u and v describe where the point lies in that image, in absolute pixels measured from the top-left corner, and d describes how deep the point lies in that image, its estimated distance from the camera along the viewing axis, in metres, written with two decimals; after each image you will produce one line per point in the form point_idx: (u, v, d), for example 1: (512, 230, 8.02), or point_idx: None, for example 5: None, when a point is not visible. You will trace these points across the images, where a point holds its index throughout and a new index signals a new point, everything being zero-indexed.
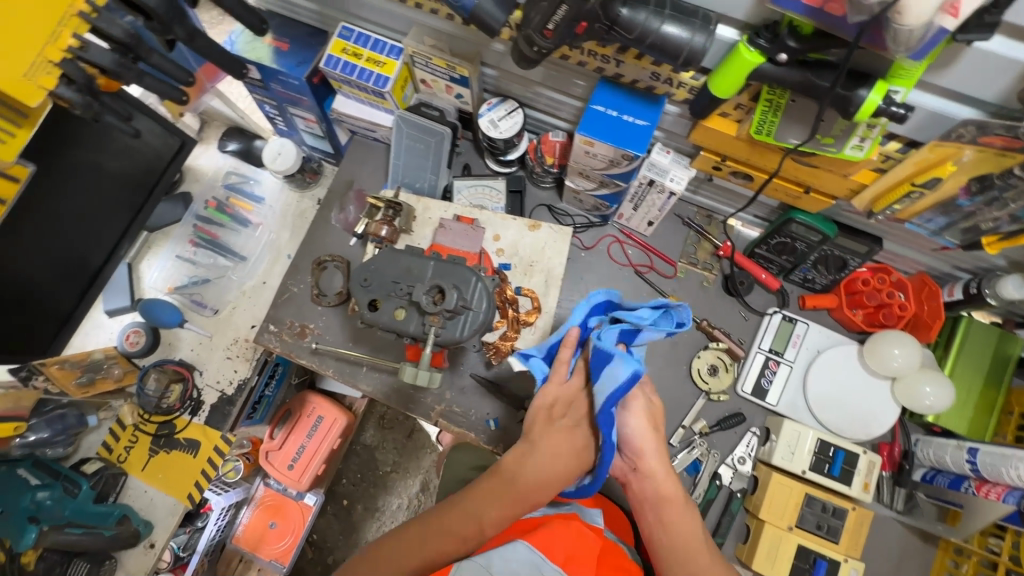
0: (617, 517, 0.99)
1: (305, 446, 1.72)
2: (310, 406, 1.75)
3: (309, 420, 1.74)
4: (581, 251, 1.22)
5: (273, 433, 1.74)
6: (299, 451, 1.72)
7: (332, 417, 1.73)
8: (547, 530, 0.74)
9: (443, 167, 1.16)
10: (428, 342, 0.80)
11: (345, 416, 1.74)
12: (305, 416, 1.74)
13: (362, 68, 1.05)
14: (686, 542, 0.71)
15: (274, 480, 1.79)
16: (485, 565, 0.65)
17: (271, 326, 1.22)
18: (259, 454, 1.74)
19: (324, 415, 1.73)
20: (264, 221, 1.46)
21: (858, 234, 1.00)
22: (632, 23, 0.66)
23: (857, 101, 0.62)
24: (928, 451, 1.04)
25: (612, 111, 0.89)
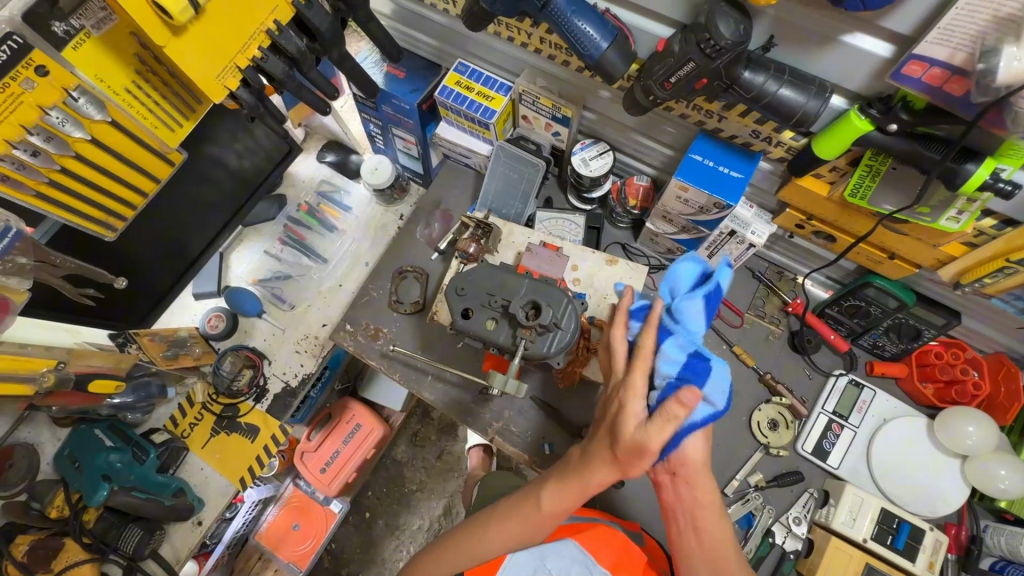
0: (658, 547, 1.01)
1: (340, 452, 1.75)
2: (349, 414, 1.78)
3: (346, 426, 1.77)
4: (651, 291, 1.26)
5: (310, 435, 1.78)
6: (333, 456, 1.75)
7: (369, 427, 1.76)
8: (596, 536, 0.87)
9: (531, 198, 1.23)
10: (517, 353, 0.85)
11: (380, 426, 1.76)
12: (342, 422, 1.77)
13: (473, 99, 1.15)
14: (717, 548, 0.76)
15: (305, 481, 1.81)
16: (540, 555, 0.85)
17: (347, 326, 1.29)
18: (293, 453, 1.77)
19: (362, 423, 1.76)
20: (349, 228, 1.56)
21: (936, 306, 1.03)
22: (751, 84, 0.73)
23: (965, 174, 0.66)
24: (1000, 539, 1.01)
25: (708, 161, 0.95)
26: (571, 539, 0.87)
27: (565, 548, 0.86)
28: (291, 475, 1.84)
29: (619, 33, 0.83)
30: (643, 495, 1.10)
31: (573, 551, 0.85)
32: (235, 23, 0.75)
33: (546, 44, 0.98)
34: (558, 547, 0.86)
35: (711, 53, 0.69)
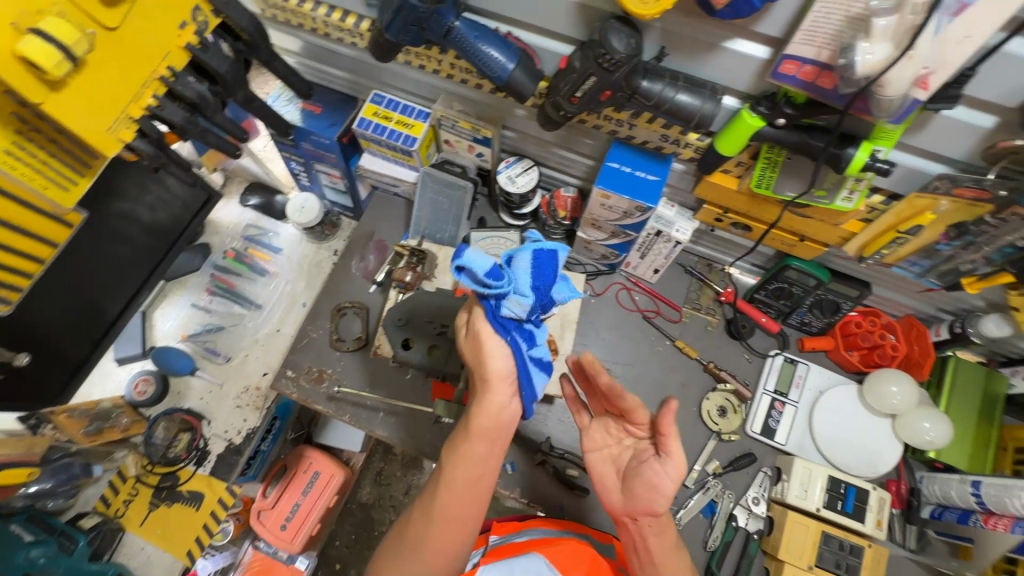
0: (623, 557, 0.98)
1: (300, 504, 1.64)
2: (307, 463, 1.68)
3: (304, 476, 1.67)
4: (591, 297, 1.29)
5: (266, 491, 1.67)
6: (295, 508, 1.64)
7: (329, 472, 1.67)
8: (562, 549, 0.84)
9: (464, 219, 1.23)
10: (461, 378, 0.85)
11: (342, 471, 1.67)
12: (300, 472, 1.67)
13: (392, 129, 1.14)
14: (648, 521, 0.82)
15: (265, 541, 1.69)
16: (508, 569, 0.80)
17: (289, 372, 1.24)
18: (250, 513, 1.63)
19: (321, 470, 1.67)
20: (281, 270, 1.50)
21: (848, 279, 1.10)
22: (651, 92, 0.76)
23: (847, 157, 0.72)
24: (934, 487, 1.08)
25: (625, 167, 0.98)
26: (539, 554, 0.82)
27: (530, 562, 0.80)
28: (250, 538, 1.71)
29: (523, 54, 0.86)
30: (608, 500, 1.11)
31: (537, 563, 0.80)
32: (117, 73, 0.72)
33: (455, 69, 1.00)
34: (523, 560, 0.81)
35: (609, 67, 0.72)
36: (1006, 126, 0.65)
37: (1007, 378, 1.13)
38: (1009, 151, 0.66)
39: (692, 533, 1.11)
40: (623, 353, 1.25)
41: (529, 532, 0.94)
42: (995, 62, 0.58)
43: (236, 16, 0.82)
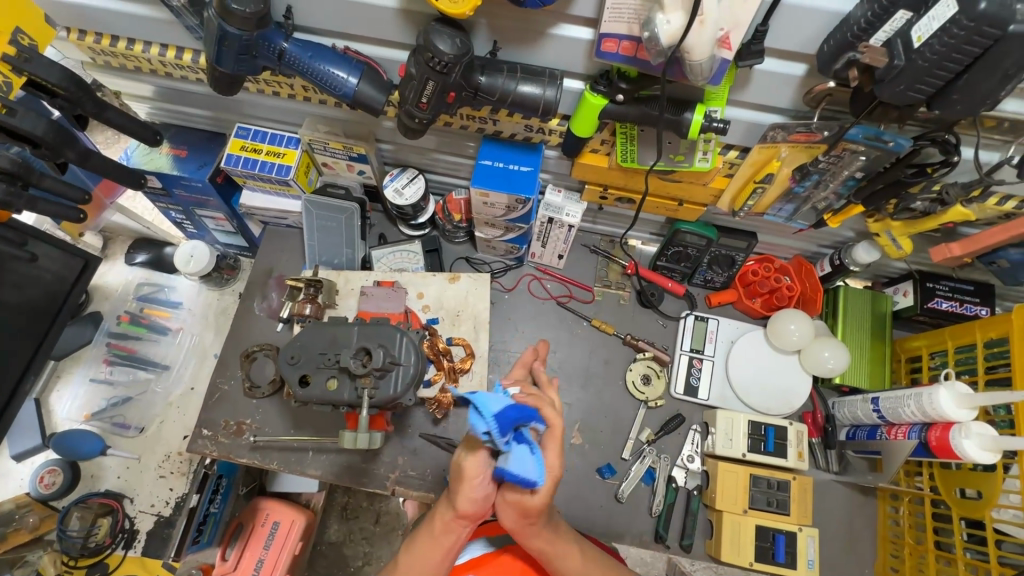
0: None
1: (264, 560, 1.40)
2: (263, 513, 1.44)
3: (263, 530, 1.43)
4: (504, 293, 1.30)
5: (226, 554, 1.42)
6: (258, 566, 1.40)
7: (289, 520, 1.43)
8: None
9: (359, 240, 1.20)
10: (363, 405, 0.82)
11: (303, 514, 1.43)
12: (257, 526, 1.43)
13: (263, 161, 1.10)
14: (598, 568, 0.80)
15: None
16: None
17: (205, 431, 1.18)
18: None
19: (280, 519, 1.43)
20: (184, 325, 1.42)
21: (735, 232, 1.14)
22: (492, 87, 0.77)
23: (686, 122, 0.74)
24: (844, 411, 1.15)
25: (498, 162, 0.98)
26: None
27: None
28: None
29: (366, 67, 0.84)
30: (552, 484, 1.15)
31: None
32: None
33: (309, 91, 0.96)
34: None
35: (442, 69, 0.72)
36: (814, 72, 0.68)
37: (891, 297, 1.20)
38: (824, 93, 0.71)
39: (636, 503, 1.15)
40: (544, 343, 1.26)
41: None
42: (782, 15, 0.61)
43: (43, 72, 0.76)
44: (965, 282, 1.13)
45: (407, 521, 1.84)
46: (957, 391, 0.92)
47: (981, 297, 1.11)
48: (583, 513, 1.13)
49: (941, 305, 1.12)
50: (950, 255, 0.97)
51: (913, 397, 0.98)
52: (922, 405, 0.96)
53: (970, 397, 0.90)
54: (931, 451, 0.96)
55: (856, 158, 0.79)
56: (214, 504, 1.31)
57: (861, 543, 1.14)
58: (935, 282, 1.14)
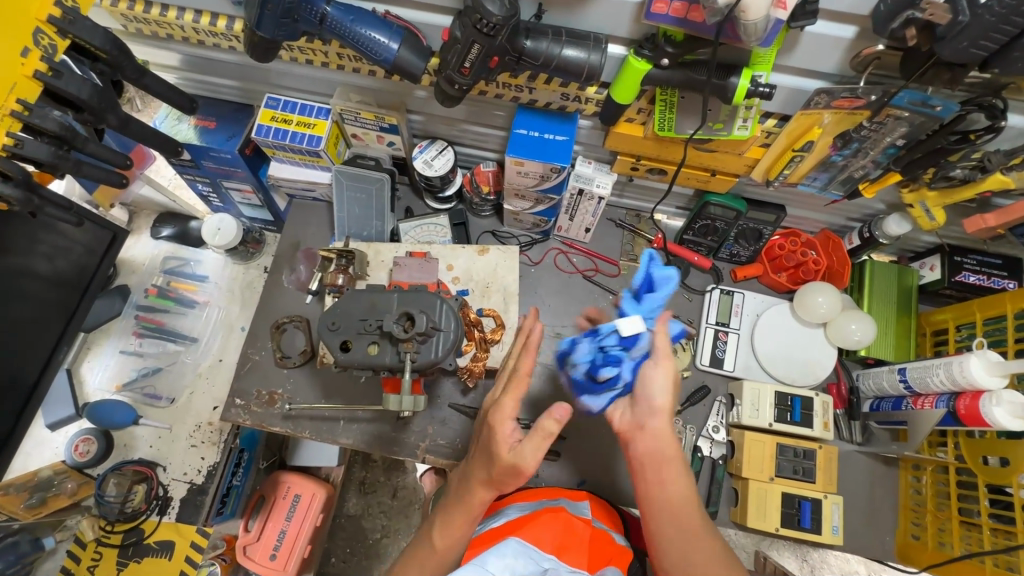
0: (607, 510, 0.95)
1: (285, 532, 1.43)
2: (285, 486, 1.47)
3: (284, 503, 1.46)
4: (530, 267, 1.31)
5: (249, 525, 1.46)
6: (280, 537, 1.43)
7: (309, 493, 1.45)
8: (535, 526, 0.76)
9: (387, 212, 1.20)
10: (406, 370, 0.83)
11: (323, 487, 1.46)
12: (278, 499, 1.46)
13: (293, 131, 1.10)
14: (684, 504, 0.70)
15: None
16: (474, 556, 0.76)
17: (238, 400, 1.20)
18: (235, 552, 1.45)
19: (300, 492, 1.46)
20: (211, 298, 1.44)
21: (764, 205, 1.14)
22: (536, 52, 0.76)
23: (731, 87, 0.74)
24: (869, 382, 1.17)
25: (533, 132, 0.98)
26: (513, 537, 0.72)
27: (508, 546, 0.70)
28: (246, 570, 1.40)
29: (406, 32, 0.83)
30: (579, 453, 1.18)
31: (517, 548, 0.70)
32: None
33: (345, 59, 0.96)
34: (499, 546, 0.70)
35: (489, 32, 0.72)
36: (865, 34, 0.68)
37: (918, 271, 1.21)
38: (872, 56, 0.70)
39: None
40: (570, 316, 1.28)
41: (508, 511, 0.85)
42: None
43: (86, 35, 0.76)
44: (993, 255, 1.13)
45: (425, 495, 1.87)
46: (989, 359, 0.93)
47: (1009, 270, 1.12)
48: (610, 482, 1.16)
49: (968, 279, 1.13)
50: (985, 226, 0.96)
51: (943, 366, 0.99)
52: (952, 374, 0.97)
53: (1002, 365, 0.92)
54: (959, 419, 0.97)
55: (898, 125, 0.79)
56: (237, 477, 1.37)
57: (882, 514, 1.16)
58: (963, 256, 1.14)
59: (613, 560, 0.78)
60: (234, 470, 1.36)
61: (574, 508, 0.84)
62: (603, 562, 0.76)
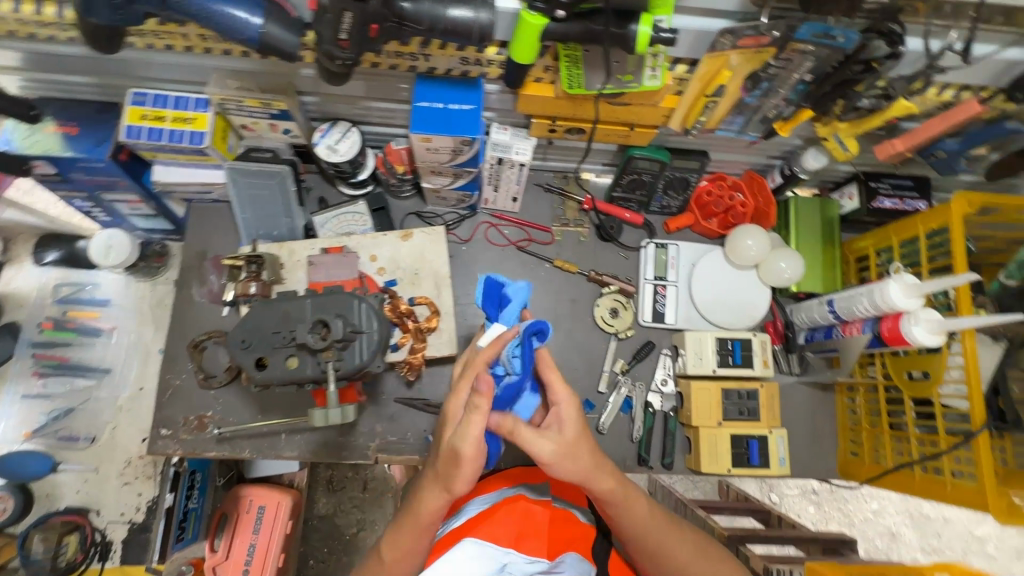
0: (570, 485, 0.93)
1: (255, 546, 1.31)
2: (247, 499, 1.33)
3: (249, 516, 1.32)
4: (461, 245, 1.25)
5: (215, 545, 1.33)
6: (251, 551, 1.31)
7: (274, 503, 1.32)
8: (493, 521, 0.74)
9: (296, 206, 1.10)
10: (330, 380, 0.77)
11: (289, 494, 1.33)
12: (242, 514, 1.32)
13: (169, 129, 0.97)
14: (645, 521, 0.78)
15: None
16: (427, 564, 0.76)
17: (164, 431, 1.11)
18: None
19: (264, 503, 1.32)
20: (117, 323, 1.30)
21: (687, 153, 1.12)
22: (418, 15, 0.69)
23: (631, 35, 0.69)
24: (802, 315, 1.20)
25: (436, 103, 0.90)
26: (469, 538, 0.71)
27: (462, 551, 0.69)
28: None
29: (269, 5, 0.73)
30: None
31: (472, 550, 0.69)
32: None
33: (207, 40, 0.84)
34: (452, 551, 0.69)
35: None
36: None
37: (838, 201, 1.23)
38: None
39: (617, 432, 1.18)
40: None
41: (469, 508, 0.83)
42: None
43: None
44: (903, 178, 1.17)
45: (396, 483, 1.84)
46: (906, 281, 0.95)
47: (919, 191, 1.16)
48: None
49: (884, 203, 1.16)
50: (894, 152, 0.98)
51: (866, 293, 1.02)
52: (875, 300, 1.00)
53: (918, 286, 0.94)
54: (884, 341, 1.01)
55: (805, 60, 0.77)
56: (192, 500, 1.29)
57: (823, 435, 1.22)
58: (878, 182, 1.17)
59: (577, 541, 0.76)
60: (188, 495, 1.27)
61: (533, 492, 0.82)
62: (566, 547, 0.74)
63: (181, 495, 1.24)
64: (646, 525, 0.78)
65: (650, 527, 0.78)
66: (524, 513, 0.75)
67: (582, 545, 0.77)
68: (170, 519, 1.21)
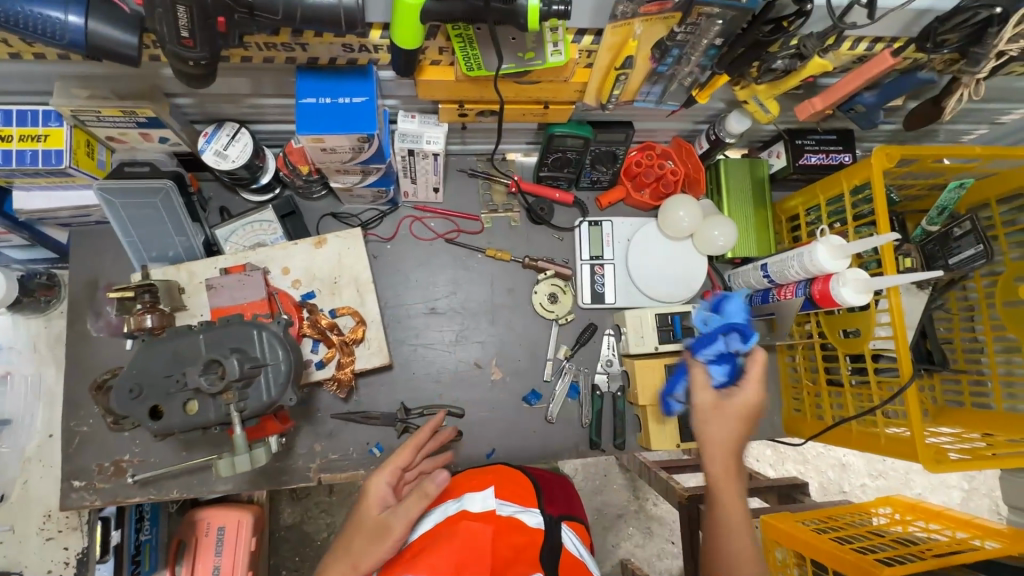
0: (526, 486, 0.87)
1: (220, 568, 1.24)
2: (205, 521, 1.25)
3: (209, 539, 1.24)
4: (385, 244, 1.17)
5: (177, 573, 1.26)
6: (216, 574, 1.24)
7: (235, 521, 1.24)
8: (431, 550, 0.67)
9: (189, 224, 1.00)
10: (234, 423, 0.70)
11: (251, 510, 1.25)
12: (201, 537, 1.24)
13: (16, 151, 0.84)
14: (730, 523, 0.69)
15: None
16: None
17: (77, 482, 1.01)
18: None
19: (224, 522, 1.24)
20: (12, 366, 1.17)
21: (609, 125, 1.06)
22: (270, 3, 0.61)
23: (520, 10, 0.62)
24: (739, 281, 1.20)
25: (325, 98, 0.81)
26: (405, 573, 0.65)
27: None
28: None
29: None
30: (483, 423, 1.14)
31: None
32: None
33: (33, 45, 0.71)
34: None
35: None
36: None
37: (767, 161, 1.21)
38: None
39: (567, 418, 1.16)
40: (441, 287, 1.18)
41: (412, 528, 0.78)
42: None
43: None
44: (828, 132, 1.16)
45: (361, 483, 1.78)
46: (832, 243, 0.96)
47: (843, 144, 1.15)
48: (518, 441, 1.14)
49: (810, 160, 1.15)
50: (814, 111, 0.95)
51: (796, 257, 1.01)
52: (805, 264, 0.99)
53: (843, 247, 0.95)
54: (816, 303, 1.01)
55: (712, 24, 0.71)
56: (143, 532, 1.21)
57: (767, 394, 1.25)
58: (803, 139, 1.15)
59: (524, 554, 0.70)
60: (138, 527, 1.19)
61: (476, 505, 0.76)
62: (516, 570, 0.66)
63: (129, 531, 1.17)
64: (723, 528, 0.70)
65: (742, 560, 0.68)
66: (464, 533, 0.69)
67: (531, 555, 0.71)
68: (121, 557, 1.15)
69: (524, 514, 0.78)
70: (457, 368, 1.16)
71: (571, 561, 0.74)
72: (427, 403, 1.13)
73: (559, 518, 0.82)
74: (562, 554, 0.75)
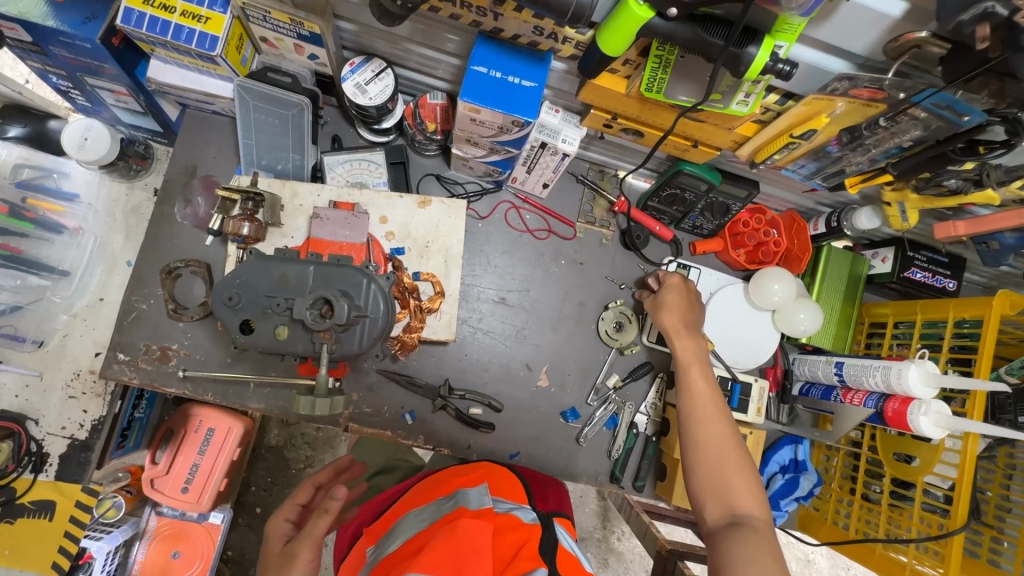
0: (507, 483, 0.82)
1: (199, 465, 1.25)
2: (197, 419, 1.26)
3: (196, 436, 1.25)
4: (478, 222, 1.16)
5: (156, 457, 1.26)
6: (192, 472, 1.24)
7: (224, 429, 1.25)
8: (438, 545, 0.59)
9: (307, 143, 0.99)
10: (323, 361, 0.72)
11: (241, 422, 1.26)
12: (191, 433, 1.25)
13: (175, 24, 0.82)
14: (718, 448, 0.77)
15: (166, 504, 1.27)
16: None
17: (120, 355, 1.01)
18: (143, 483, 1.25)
19: (213, 427, 1.25)
20: (86, 224, 1.16)
21: (738, 179, 1.04)
22: None
23: (747, 59, 0.60)
24: (804, 368, 1.18)
25: (495, 72, 0.79)
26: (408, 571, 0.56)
27: None
28: (150, 503, 1.30)
29: None
30: (518, 423, 1.13)
31: None
32: None
33: None
34: None
35: None
36: (914, 16, 0.55)
37: (870, 261, 1.18)
38: (912, 44, 0.59)
39: (596, 445, 1.15)
40: (517, 280, 1.17)
41: (400, 530, 0.69)
42: None
43: None
44: (942, 254, 1.13)
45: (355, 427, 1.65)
46: (926, 369, 0.94)
47: (953, 270, 1.13)
48: (543, 453, 1.14)
49: (916, 275, 1.12)
50: (954, 234, 0.92)
51: (881, 369, 0.99)
52: (888, 378, 0.98)
53: (939, 377, 0.93)
54: (883, 419, 1.00)
55: (913, 127, 0.70)
56: (139, 410, 1.24)
57: None
58: (916, 252, 1.12)
59: (523, 548, 0.66)
60: (135, 405, 1.22)
61: (472, 502, 0.70)
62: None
63: (127, 406, 1.19)
64: (706, 444, 0.78)
65: (717, 438, 0.78)
66: (469, 531, 0.61)
67: (530, 549, 0.66)
68: (114, 427, 1.17)
69: (518, 511, 0.75)
70: (507, 363, 1.15)
71: (568, 558, 0.69)
72: (470, 387, 1.13)
73: (550, 516, 0.78)
74: (558, 550, 0.69)
